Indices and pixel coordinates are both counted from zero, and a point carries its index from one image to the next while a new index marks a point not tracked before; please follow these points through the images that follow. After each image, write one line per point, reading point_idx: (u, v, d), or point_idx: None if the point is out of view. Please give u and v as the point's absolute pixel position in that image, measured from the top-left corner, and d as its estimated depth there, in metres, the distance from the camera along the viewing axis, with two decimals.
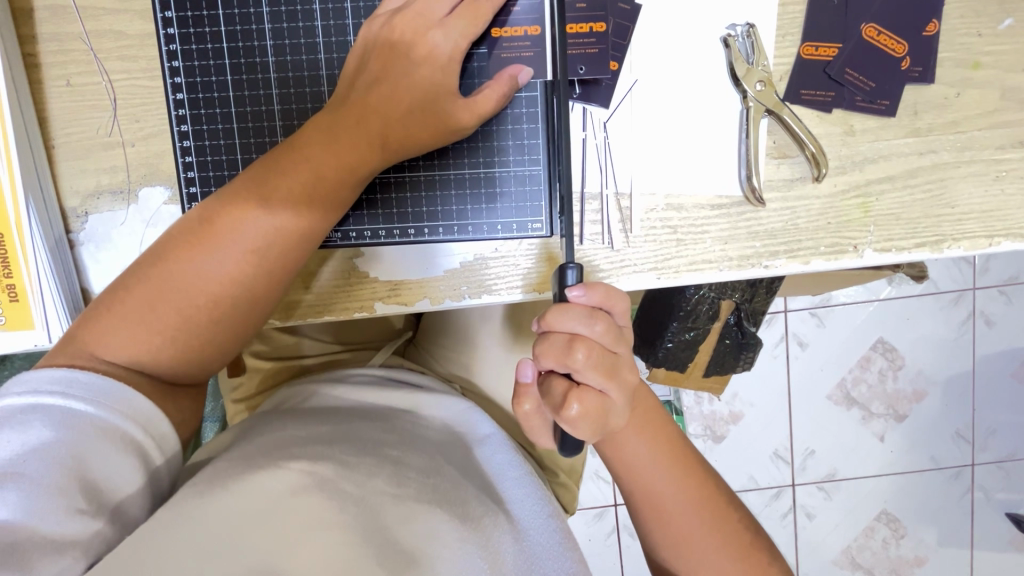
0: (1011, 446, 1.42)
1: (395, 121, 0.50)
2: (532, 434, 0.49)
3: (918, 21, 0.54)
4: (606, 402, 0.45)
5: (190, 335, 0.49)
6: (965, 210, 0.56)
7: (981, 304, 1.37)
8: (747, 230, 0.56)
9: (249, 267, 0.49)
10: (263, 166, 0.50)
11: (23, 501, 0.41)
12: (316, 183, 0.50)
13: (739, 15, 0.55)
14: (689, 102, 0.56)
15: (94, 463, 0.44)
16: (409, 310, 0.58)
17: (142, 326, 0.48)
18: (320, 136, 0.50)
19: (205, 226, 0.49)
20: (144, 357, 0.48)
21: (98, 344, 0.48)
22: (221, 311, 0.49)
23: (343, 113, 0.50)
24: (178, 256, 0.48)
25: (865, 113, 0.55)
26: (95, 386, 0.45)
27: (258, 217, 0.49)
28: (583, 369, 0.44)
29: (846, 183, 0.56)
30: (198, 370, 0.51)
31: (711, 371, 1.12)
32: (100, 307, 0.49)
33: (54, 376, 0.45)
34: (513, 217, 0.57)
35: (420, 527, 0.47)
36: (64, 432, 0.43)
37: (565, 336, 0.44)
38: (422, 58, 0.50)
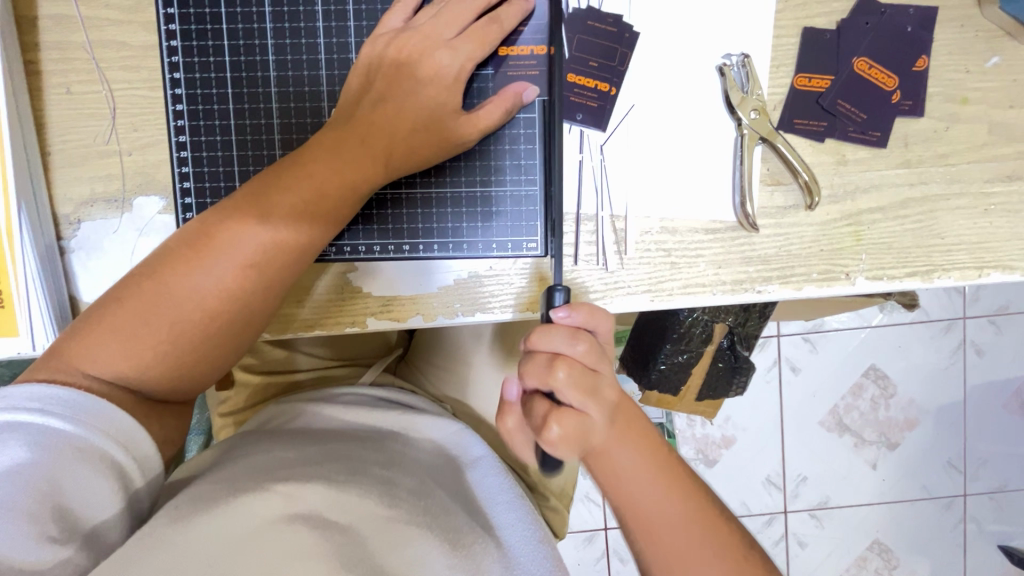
0: (1003, 477, 1.42)
1: (401, 139, 0.51)
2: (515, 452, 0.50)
3: (908, 56, 0.56)
4: (588, 423, 0.44)
5: (184, 349, 0.48)
6: (955, 242, 0.57)
7: (971, 333, 1.38)
8: (740, 255, 0.57)
9: (247, 281, 0.49)
10: (265, 180, 0.50)
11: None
12: (319, 198, 0.50)
13: (734, 46, 0.56)
14: (684, 127, 0.57)
15: (69, 484, 0.43)
16: (402, 326, 0.57)
17: (134, 339, 0.47)
18: (326, 151, 0.50)
19: (202, 240, 0.49)
20: (134, 372, 0.47)
21: (86, 360, 0.47)
22: (215, 325, 0.49)
23: (350, 128, 0.51)
24: (174, 270, 0.48)
25: (857, 144, 0.56)
26: (73, 401, 0.44)
27: (258, 231, 0.49)
28: (565, 388, 0.43)
29: (839, 212, 0.56)
30: (187, 385, 0.50)
31: (703, 395, 1.13)
32: (92, 320, 0.48)
33: (32, 393, 0.44)
34: (508, 236, 0.57)
35: (407, 553, 0.46)
36: (41, 451, 0.43)
37: (547, 354, 0.44)
38: (428, 78, 0.52)
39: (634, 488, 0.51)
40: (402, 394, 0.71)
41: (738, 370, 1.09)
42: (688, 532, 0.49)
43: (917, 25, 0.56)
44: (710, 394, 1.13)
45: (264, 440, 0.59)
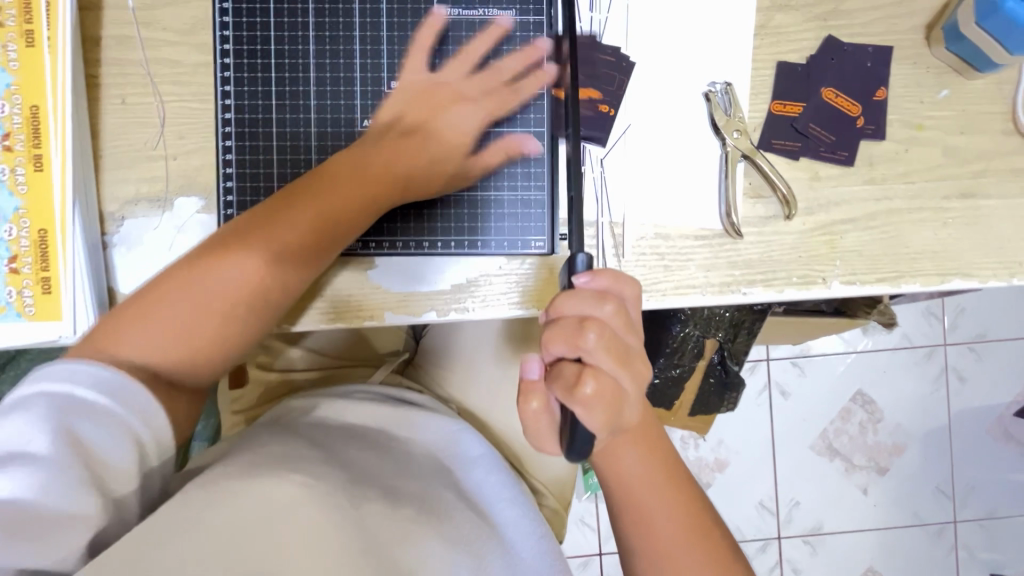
0: (990, 504, 1.45)
1: (416, 173, 0.59)
2: (539, 439, 0.42)
3: (870, 87, 0.63)
4: (622, 392, 0.39)
5: (211, 340, 0.53)
6: (919, 251, 0.63)
7: (952, 359, 1.44)
8: (727, 260, 0.63)
9: (268, 277, 0.53)
10: (294, 190, 0.56)
11: (23, 482, 0.43)
12: (343, 211, 0.56)
13: (718, 75, 0.63)
14: (675, 146, 0.64)
15: (102, 454, 0.46)
16: (417, 320, 0.62)
17: (166, 332, 0.51)
18: (351, 174, 0.57)
19: (231, 239, 0.54)
20: (158, 358, 0.51)
21: (115, 342, 0.50)
22: (243, 319, 0.54)
23: (375, 156, 0.58)
24: (202, 264, 0.52)
25: (828, 163, 0.63)
26: (104, 378, 0.47)
27: (283, 235, 0.54)
28: (595, 352, 0.38)
29: (814, 223, 0.63)
30: (209, 372, 0.54)
31: (695, 410, 1.19)
32: (125, 314, 0.51)
33: (66, 365, 0.47)
34: (518, 236, 0.62)
35: (417, 551, 0.51)
36: (66, 421, 0.45)
37: (575, 318, 0.39)
38: (451, 123, 0.60)
39: (636, 494, 0.52)
40: (409, 393, 0.75)
41: (731, 387, 1.16)
42: (678, 540, 0.52)
43: (876, 62, 0.64)
44: (702, 410, 1.20)
45: (283, 433, 0.62)
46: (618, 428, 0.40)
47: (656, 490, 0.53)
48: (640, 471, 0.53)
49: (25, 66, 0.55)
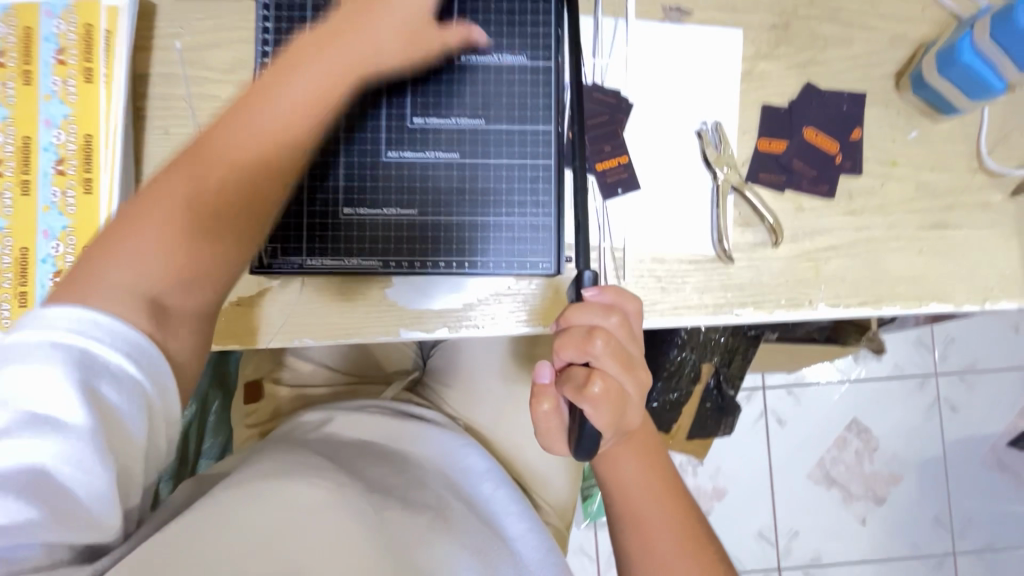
0: (988, 536, 1.46)
1: (371, 43, 0.56)
2: (548, 440, 0.46)
3: (847, 128, 0.70)
4: (626, 394, 0.43)
5: (191, 247, 0.51)
6: (897, 276, 0.68)
7: (944, 390, 1.47)
8: (719, 282, 0.67)
9: (245, 168, 0.53)
10: (246, 92, 0.54)
11: (62, 458, 0.42)
12: (303, 106, 0.54)
13: (709, 116, 0.70)
14: (672, 179, 0.69)
15: (121, 427, 0.45)
16: (430, 335, 0.66)
17: (150, 251, 0.50)
18: (297, 59, 0.55)
19: (197, 148, 0.53)
20: (146, 279, 0.49)
21: (98, 275, 0.48)
22: (231, 224, 0.53)
23: (320, 46, 0.55)
24: (173, 176, 0.52)
25: (811, 196, 0.69)
26: (138, 344, 0.46)
27: (247, 130, 0.53)
28: (602, 357, 0.42)
29: (800, 249, 0.68)
30: (205, 289, 0.53)
31: (692, 433, 1.22)
32: (103, 246, 0.50)
33: (74, 319, 0.45)
34: (528, 257, 0.66)
35: (436, 553, 0.54)
36: (101, 390, 0.44)
37: (584, 327, 0.43)
38: (403, 7, 0.57)
39: (632, 500, 0.56)
40: (418, 407, 0.79)
41: (726, 411, 1.20)
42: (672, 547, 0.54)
43: (852, 106, 0.70)
44: (699, 433, 1.23)
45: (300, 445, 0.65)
46: (622, 428, 0.44)
47: (653, 500, 0.55)
48: (637, 478, 0.56)
49: (82, 99, 0.61)
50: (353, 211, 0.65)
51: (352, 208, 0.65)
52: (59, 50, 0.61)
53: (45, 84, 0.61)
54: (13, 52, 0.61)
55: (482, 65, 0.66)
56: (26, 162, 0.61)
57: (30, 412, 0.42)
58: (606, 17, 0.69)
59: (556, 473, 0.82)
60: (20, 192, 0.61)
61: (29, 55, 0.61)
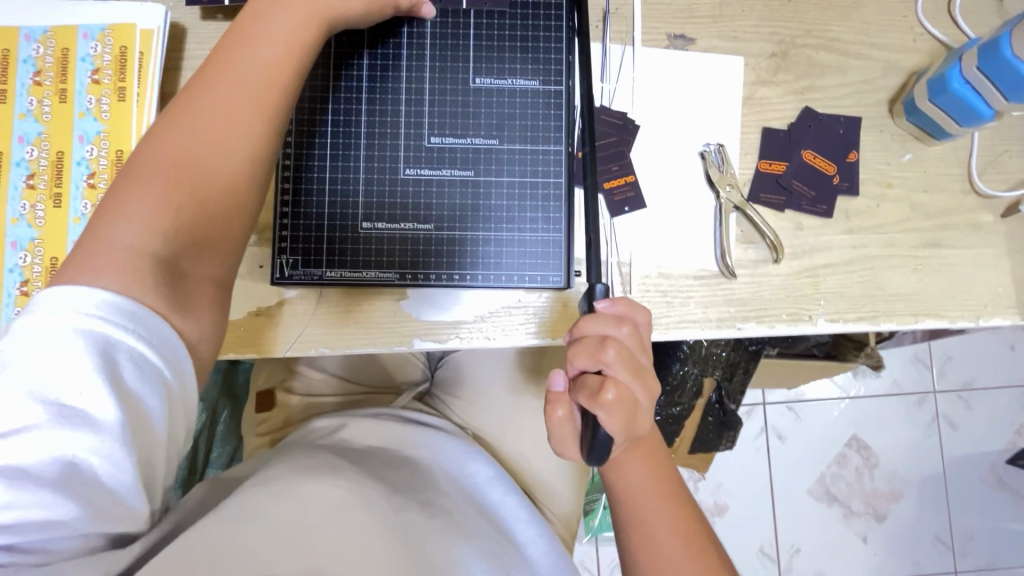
0: (989, 554, 1.46)
1: None
2: (561, 445, 0.48)
3: (843, 151, 0.73)
4: (637, 400, 0.45)
5: (197, 205, 0.50)
6: (894, 293, 0.71)
7: (942, 406, 1.49)
8: (723, 297, 0.70)
9: (235, 121, 0.52)
10: (217, 51, 0.54)
11: (90, 449, 0.42)
12: (281, 58, 0.54)
13: (711, 138, 0.73)
14: (676, 198, 0.72)
15: (147, 417, 0.45)
16: (443, 346, 0.68)
17: (152, 215, 0.49)
18: (261, 13, 0.54)
19: (176, 111, 0.51)
20: (155, 244, 0.48)
21: (103, 250, 0.47)
22: (233, 181, 0.52)
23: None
24: (160, 141, 0.51)
25: (809, 215, 0.72)
26: (156, 327, 0.46)
27: (228, 84, 0.52)
28: (615, 366, 0.44)
29: (800, 266, 0.71)
30: (213, 251, 0.52)
31: (694, 448, 1.23)
32: (101, 218, 0.48)
33: (92, 301, 0.44)
34: (539, 272, 0.68)
35: (452, 553, 0.56)
36: (123, 376, 0.43)
37: (597, 337, 0.45)
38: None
39: (638, 507, 0.57)
40: (426, 416, 0.81)
41: (728, 425, 1.21)
42: (678, 552, 0.56)
43: (848, 130, 0.73)
44: (701, 447, 1.24)
45: (313, 452, 0.67)
46: (633, 433, 0.46)
47: (658, 505, 0.57)
48: (643, 485, 0.58)
49: (115, 117, 0.64)
50: (371, 226, 0.67)
51: (371, 222, 0.67)
52: (94, 70, 0.64)
53: (80, 101, 0.64)
54: (51, 72, 0.64)
55: (496, 89, 0.69)
56: (59, 176, 0.63)
57: (58, 403, 0.42)
58: (614, 44, 0.73)
59: (561, 483, 0.84)
60: (52, 204, 0.63)
61: (65, 75, 0.64)
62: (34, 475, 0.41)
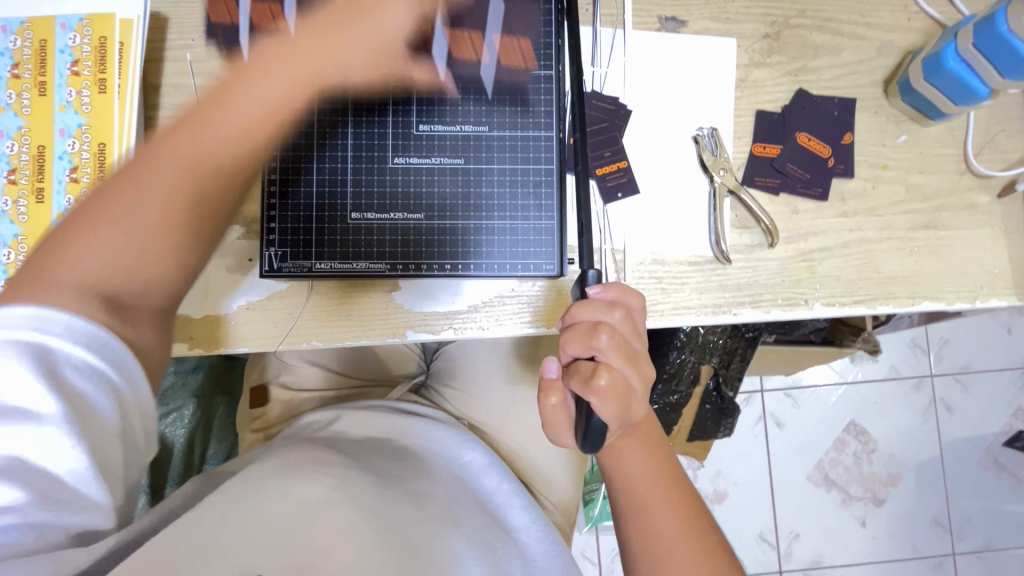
0: (986, 535, 1.47)
1: (345, 54, 0.51)
2: (555, 433, 0.47)
3: (838, 133, 0.72)
4: (631, 385, 0.44)
5: (144, 254, 0.48)
6: (890, 276, 0.70)
7: (940, 390, 1.49)
8: (718, 283, 0.69)
9: (197, 176, 0.48)
10: (210, 94, 0.50)
11: (39, 444, 0.42)
12: (264, 114, 0.49)
13: (705, 122, 0.72)
14: (670, 184, 0.71)
15: (93, 419, 0.44)
16: (436, 338, 0.68)
17: (98, 255, 0.46)
18: (262, 59, 0.50)
19: (149, 151, 0.49)
20: (105, 281, 0.46)
21: (53, 279, 0.45)
22: (184, 235, 0.49)
23: (289, 43, 0.51)
24: (127, 179, 0.48)
25: (804, 198, 0.71)
26: (93, 333, 0.44)
27: (203, 134, 0.48)
28: (608, 351, 0.44)
29: (795, 250, 0.70)
30: (158, 288, 0.49)
31: (693, 435, 1.23)
32: (63, 235, 0.48)
33: (26, 313, 0.43)
34: (532, 260, 0.67)
35: (446, 542, 0.58)
36: (63, 378, 0.43)
37: (590, 322, 0.44)
38: (381, 20, 0.52)
39: (635, 491, 0.57)
40: (421, 406, 0.80)
41: (726, 412, 1.21)
42: (677, 537, 0.55)
43: (843, 111, 0.72)
44: (699, 435, 1.24)
45: (305, 445, 0.67)
46: (628, 420, 0.45)
47: (655, 490, 0.57)
48: (639, 468, 0.57)
49: (96, 109, 0.63)
50: (360, 216, 0.66)
51: (360, 213, 0.66)
52: (73, 62, 0.63)
53: (60, 94, 0.63)
54: (29, 64, 0.63)
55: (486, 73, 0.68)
56: (41, 171, 0.62)
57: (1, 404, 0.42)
58: (605, 28, 0.72)
59: (558, 473, 0.83)
60: (34, 199, 0.62)
61: (44, 67, 0.63)
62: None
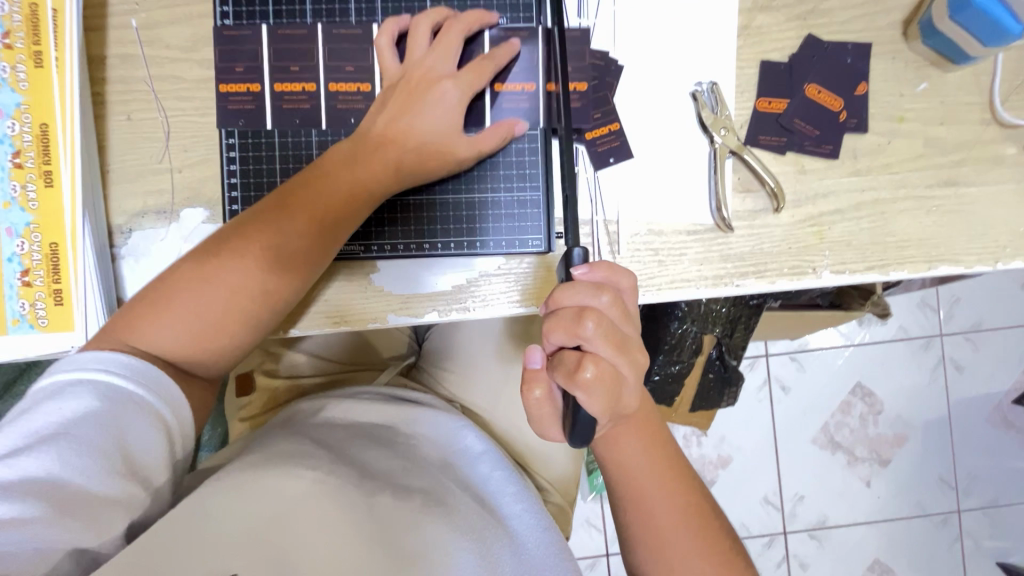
0: (993, 492, 1.46)
1: (409, 152, 0.59)
2: (541, 427, 0.44)
3: (851, 83, 0.66)
4: (620, 376, 0.40)
5: (212, 330, 0.56)
6: (904, 239, 0.65)
7: (949, 349, 1.45)
8: (719, 253, 0.64)
9: (266, 269, 0.56)
10: (293, 186, 0.58)
11: (64, 462, 0.46)
12: (331, 218, 0.58)
13: (704, 75, 0.65)
14: (666, 146, 0.66)
15: (134, 446, 0.49)
16: (419, 321, 0.63)
17: (173, 326, 0.55)
18: (344, 161, 0.59)
19: (229, 237, 0.57)
20: (182, 348, 0.56)
21: (133, 337, 0.54)
22: (248, 320, 0.57)
23: (360, 150, 0.59)
24: (207, 259, 0.56)
25: (814, 156, 0.65)
26: (154, 375, 0.53)
27: (278, 231, 0.57)
28: (594, 340, 0.40)
29: (803, 215, 0.65)
30: (215, 357, 0.57)
31: (695, 405, 1.20)
32: (144, 303, 0.56)
33: (101, 356, 0.51)
34: (516, 235, 0.64)
35: (428, 532, 0.56)
36: (125, 408, 0.50)
37: (574, 308, 0.40)
38: (434, 106, 0.60)
39: (634, 480, 0.54)
40: (409, 391, 0.78)
41: (729, 381, 1.18)
42: (677, 525, 0.53)
43: (856, 58, 0.66)
44: (703, 405, 1.21)
45: (288, 434, 0.65)
46: (616, 412, 0.42)
47: (654, 483, 0.54)
48: (637, 459, 0.54)
49: (34, 86, 0.58)
50: None
51: None
52: (4, 33, 0.57)
53: None
54: None
55: None
56: None
57: (35, 432, 0.47)
58: None
59: (556, 453, 0.81)
60: None
61: None
62: (2, 490, 0.44)
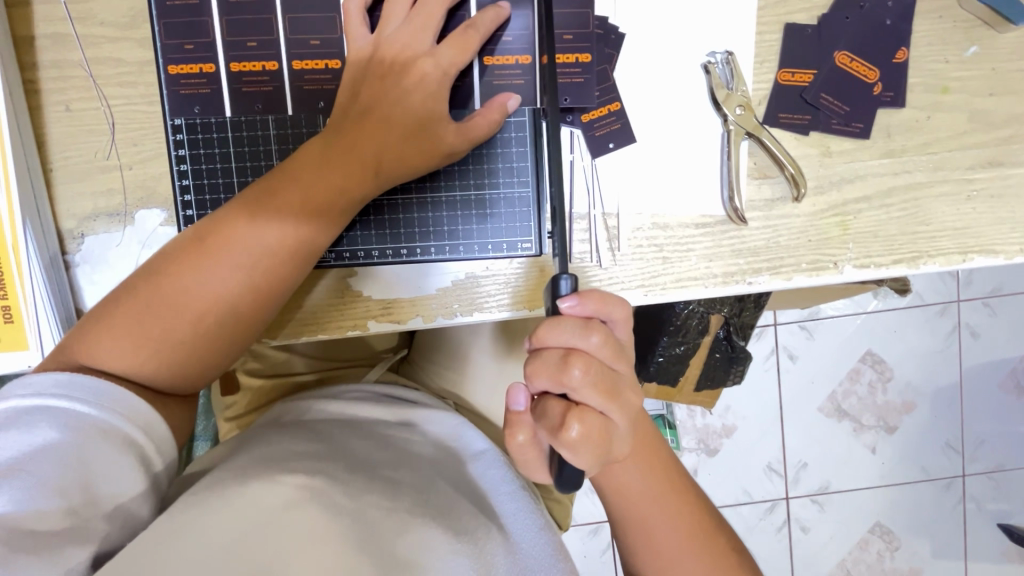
0: (999, 457, 1.44)
1: (390, 150, 0.52)
2: (528, 469, 0.41)
3: (888, 49, 0.57)
4: (609, 425, 0.37)
5: (177, 353, 0.51)
6: (939, 228, 0.58)
7: (966, 316, 1.40)
8: (731, 248, 0.58)
9: (236, 286, 0.51)
10: (261, 189, 0.51)
11: (19, 497, 0.42)
12: (304, 228, 0.51)
13: (718, 43, 0.57)
14: (673, 126, 0.58)
15: (98, 475, 0.45)
16: (403, 328, 0.58)
17: (134, 348, 0.50)
18: (317, 160, 0.51)
19: (197, 246, 0.51)
20: (145, 371, 0.50)
21: (93, 357, 0.49)
22: (217, 342, 0.52)
23: (333, 144, 0.51)
24: (171, 272, 0.50)
25: (841, 136, 0.58)
26: (118, 398, 0.48)
27: (247, 241, 0.50)
28: (581, 388, 0.36)
29: (825, 203, 0.58)
30: (183, 382, 0.52)
31: (701, 385, 1.13)
32: (105, 319, 0.50)
33: (57, 381, 0.46)
34: (503, 237, 0.58)
35: (422, 536, 0.51)
36: (83, 435, 0.45)
37: (560, 351, 0.37)
38: (413, 90, 0.52)
39: (636, 506, 0.50)
40: (400, 390, 0.74)
41: (735, 360, 1.11)
42: (684, 548, 0.50)
43: (897, 18, 0.57)
44: (709, 385, 1.14)
45: (274, 434, 0.61)
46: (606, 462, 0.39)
47: (657, 509, 0.50)
48: (639, 486, 0.50)
49: None
50: None
51: None
52: None
53: None
54: None
55: None
56: None
57: None
58: None
59: None
60: None
61: None
62: None
